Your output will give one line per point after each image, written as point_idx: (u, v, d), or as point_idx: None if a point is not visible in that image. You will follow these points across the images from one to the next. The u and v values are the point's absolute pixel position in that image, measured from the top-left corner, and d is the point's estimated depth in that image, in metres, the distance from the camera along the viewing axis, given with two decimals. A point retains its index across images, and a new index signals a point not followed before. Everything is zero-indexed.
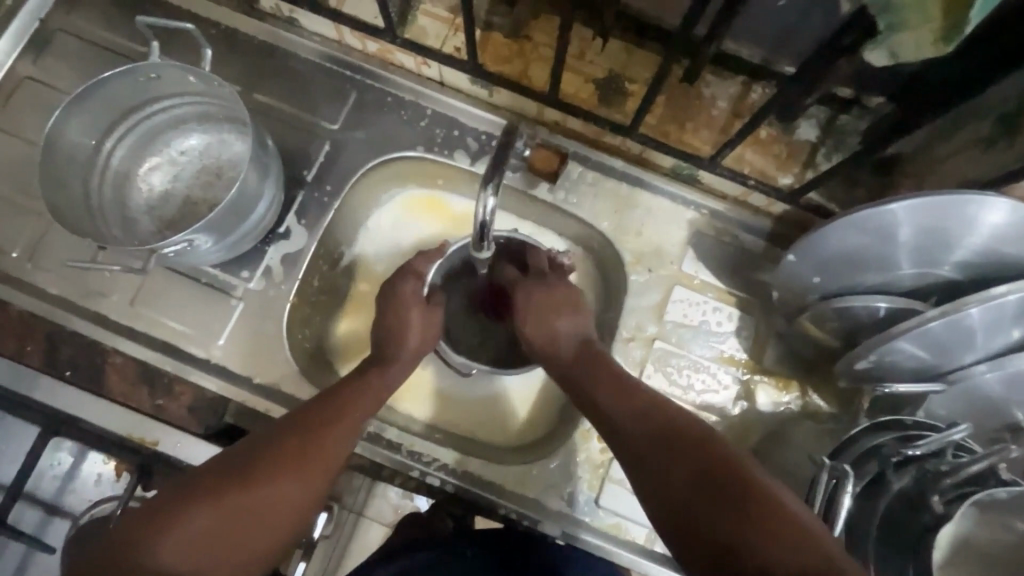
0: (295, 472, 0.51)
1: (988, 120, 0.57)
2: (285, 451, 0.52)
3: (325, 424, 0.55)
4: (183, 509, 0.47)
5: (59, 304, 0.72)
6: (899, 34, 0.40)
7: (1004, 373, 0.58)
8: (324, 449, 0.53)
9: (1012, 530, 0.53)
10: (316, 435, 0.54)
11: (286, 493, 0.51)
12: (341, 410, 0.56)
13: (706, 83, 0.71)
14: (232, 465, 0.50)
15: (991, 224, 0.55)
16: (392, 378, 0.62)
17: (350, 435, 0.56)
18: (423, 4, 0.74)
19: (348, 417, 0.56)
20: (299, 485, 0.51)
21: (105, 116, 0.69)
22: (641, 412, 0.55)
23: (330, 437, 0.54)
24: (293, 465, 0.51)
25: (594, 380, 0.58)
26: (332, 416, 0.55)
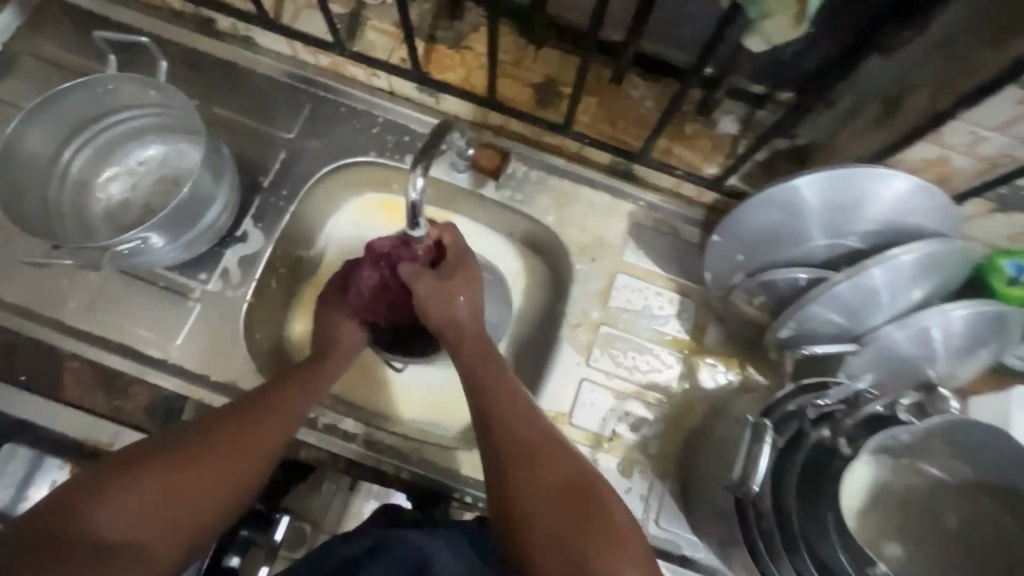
0: (233, 452, 0.55)
1: (875, 105, 0.63)
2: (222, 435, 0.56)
3: (264, 412, 0.59)
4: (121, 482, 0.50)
5: (16, 312, 0.73)
6: (765, 19, 0.45)
7: (910, 331, 0.62)
8: (262, 433, 0.58)
9: (923, 475, 0.58)
10: (254, 422, 0.58)
11: (224, 476, 0.54)
12: (279, 399, 0.61)
13: (633, 85, 0.77)
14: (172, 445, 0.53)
15: (885, 196, 0.61)
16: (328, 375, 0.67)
17: (288, 423, 0.60)
18: (371, 20, 0.80)
19: (285, 405, 0.61)
20: (237, 465, 0.55)
21: (64, 127, 0.72)
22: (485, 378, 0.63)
23: (269, 422, 0.59)
24: (230, 446, 0.55)
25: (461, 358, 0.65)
26: (269, 403, 0.60)
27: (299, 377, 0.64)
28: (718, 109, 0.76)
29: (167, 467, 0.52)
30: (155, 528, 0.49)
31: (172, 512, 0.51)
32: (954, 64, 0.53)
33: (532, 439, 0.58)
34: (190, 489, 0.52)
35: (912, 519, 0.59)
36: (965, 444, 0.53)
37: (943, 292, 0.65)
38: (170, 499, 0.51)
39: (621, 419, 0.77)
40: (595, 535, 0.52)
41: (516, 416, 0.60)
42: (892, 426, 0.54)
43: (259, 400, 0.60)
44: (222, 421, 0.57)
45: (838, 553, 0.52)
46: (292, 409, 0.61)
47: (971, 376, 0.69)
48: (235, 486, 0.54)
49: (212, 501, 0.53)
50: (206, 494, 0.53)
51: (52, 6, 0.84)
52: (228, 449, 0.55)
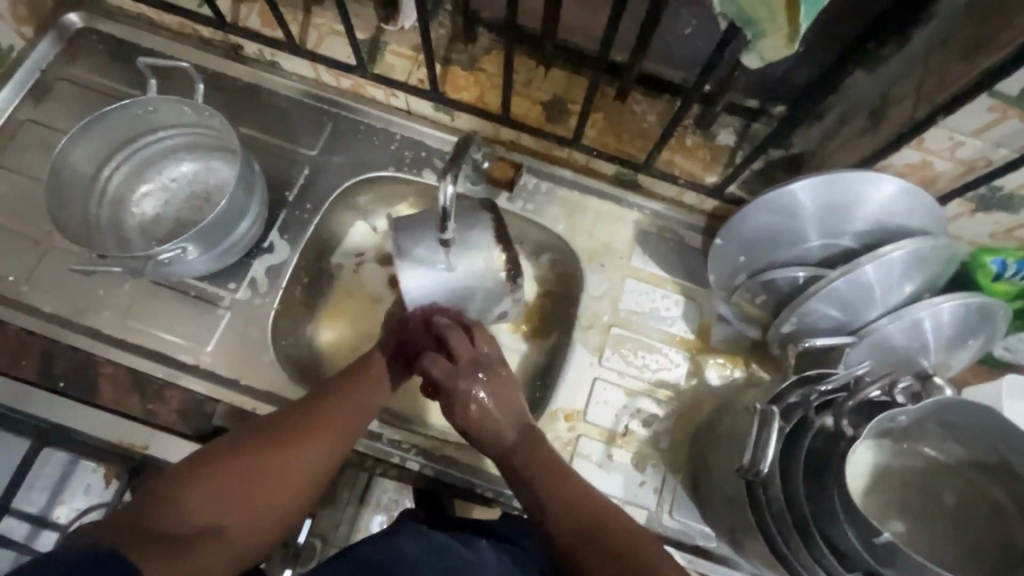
0: (304, 449, 0.60)
1: (862, 116, 0.69)
2: (298, 430, 0.61)
3: (332, 410, 0.65)
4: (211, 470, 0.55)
5: (55, 321, 0.78)
6: (761, 39, 0.49)
7: (904, 324, 0.66)
8: (331, 431, 0.63)
9: (919, 455, 0.64)
10: (324, 420, 0.63)
11: (296, 473, 0.59)
12: (348, 395, 0.66)
13: (636, 101, 0.82)
14: (251, 441, 0.59)
15: (876, 198, 0.65)
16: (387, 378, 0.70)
17: (356, 421, 0.65)
18: (390, 44, 0.85)
19: (354, 402, 0.66)
20: (308, 461, 0.60)
21: (105, 146, 0.77)
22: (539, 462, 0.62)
23: (340, 419, 0.64)
24: (305, 441, 0.61)
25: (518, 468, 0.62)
26: (338, 401, 0.66)
27: (363, 375, 0.69)
28: (716, 122, 0.81)
29: (247, 460, 0.57)
30: (236, 513, 0.55)
31: (251, 504, 0.56)
32: (932, 77, 0.59)
33: (592, 518, 0.56)
34: (263, 482, 0.57)
35: (908, 496, 0.64)
36: (955, 422, 0.59)
37: (931, 286, 0.69)
38: (246, 490, 0.56)
39: (633, 415, 0.80)
40: None
41: (565, 502, 0.58)
42: (894, 409, 0.58)
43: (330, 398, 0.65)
44: (297, 417, 0.63)
45: (846, 529, 0.55)
46: (360, 408, 0.66)
47: (961, 367, 0.74)
48: (304, 482, 0.60)
49: (283, 495, 0.58)
50: (272, 490, 0.57)
51: (88, 35, 0.89)
52: (304, 446, 0.61)
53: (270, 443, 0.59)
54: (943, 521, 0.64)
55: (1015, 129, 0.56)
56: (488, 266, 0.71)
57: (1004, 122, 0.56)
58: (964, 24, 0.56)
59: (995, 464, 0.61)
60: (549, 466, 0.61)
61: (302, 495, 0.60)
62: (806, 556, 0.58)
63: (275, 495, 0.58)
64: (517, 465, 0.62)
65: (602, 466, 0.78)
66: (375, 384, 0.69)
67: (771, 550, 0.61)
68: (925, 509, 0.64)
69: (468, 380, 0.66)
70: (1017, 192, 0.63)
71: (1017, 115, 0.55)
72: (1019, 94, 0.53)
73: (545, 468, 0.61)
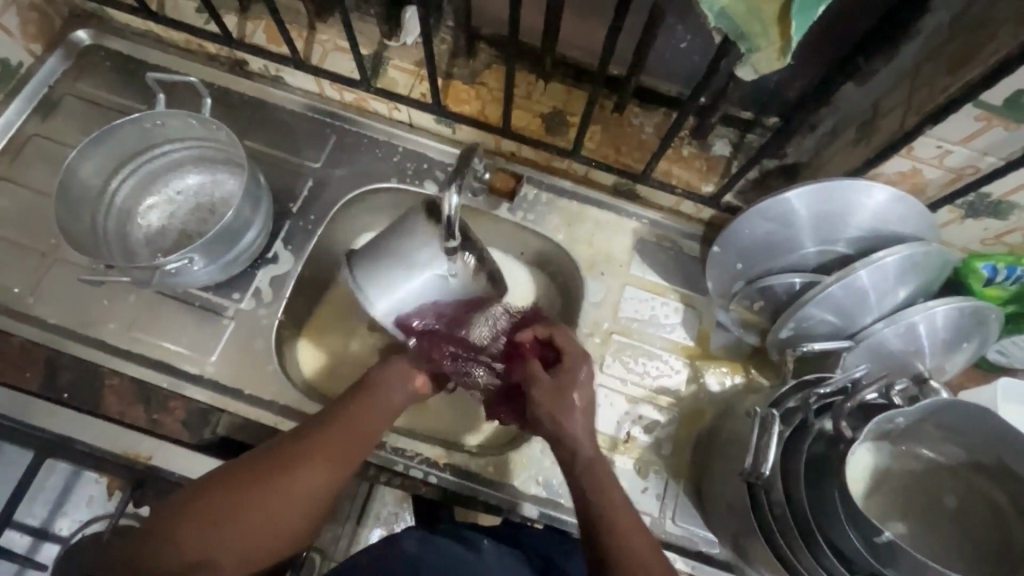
0: (290, 484, 0.62)
1: (852, 127, 0.71)
2: (288, 463, 0.63)
3: (327, 440, 0.64)
4: (207, 501, 0.60)
5: (60, 332, 0.78)
6: (754, 53, 0.51)
7: (900, 328, 0.67)
8: (322, 465, 0.63)
9: (917, 457, 0.65)
10: (315, 452, 0.64)
11: (289, 501, 0.62)
12: (345, 422, 0.66)
13: (634, 113, 0.85)
14: (246, 472, 0.62)
15: (870, 205, 0.67)
16: (389, 403, 0.69)
17: (349, 451, 0.65)
18: (393, 59, 0.87)
19: (351, 429, 0.66)
20: (298, 494, 0.62)
21: (112, 160, 0.78)
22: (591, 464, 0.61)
23: (332, 449, 0.64)
24: (294, 473, 0.62)
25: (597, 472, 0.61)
26: (333, 430, 0.65)
27: (364, 400, 0.68)
28: (712, 133, 0.83)
29: (236, 495, 0.60)
30: (227, 544, 0.59)
31: (241, 536, 0.60)
32: (919, 89, 0.61)
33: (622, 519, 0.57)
34: (252, 516, 0.60)
35: (907, 498, 0.65)
36: (952, 424, 0.60)
37: (926, 291, 0.71)
38: (235, 525, 0.60)
39: (635, 422, 0.81)
40: None
41: (599, 494, 0.59)
42: (894, 411, 0.59)
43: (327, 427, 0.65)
44: (292, 446, 0.64)
45: (848, 531, 0.56)
46: (355, 437, 0.66)
47: (956, 371, 0.75)
48: (294, 515, 0.62)
49: (272, 527, 0.61)
50: (266, 517, 0.61)
51: (96, 52, 0.91)
52: (296, 476, 0.62)
53: (262, 475, 0.62)
54: (943, 522, 0.64)
55: (1000, 137, 0.58)
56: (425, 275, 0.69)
57: (989, 131, 0.58)
58: (948, 38, 0.58)
59: (991, 465, 0.62)
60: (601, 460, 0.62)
61: (294, 525, 0.62)
62: (809, 559, 0.59)
63: (265, 528, 0.61)
64: (594, 465, 0.61)
65: None
66: (374, 411, 0.68)
67: (773, 554, 0.62)
68: (925, 511, 0.65)
69: (571, 380, 0.66)
70: (1005, 198, 0.64)
71: (1001, 125, 0.57)
72: (1004, 104, 0.55)
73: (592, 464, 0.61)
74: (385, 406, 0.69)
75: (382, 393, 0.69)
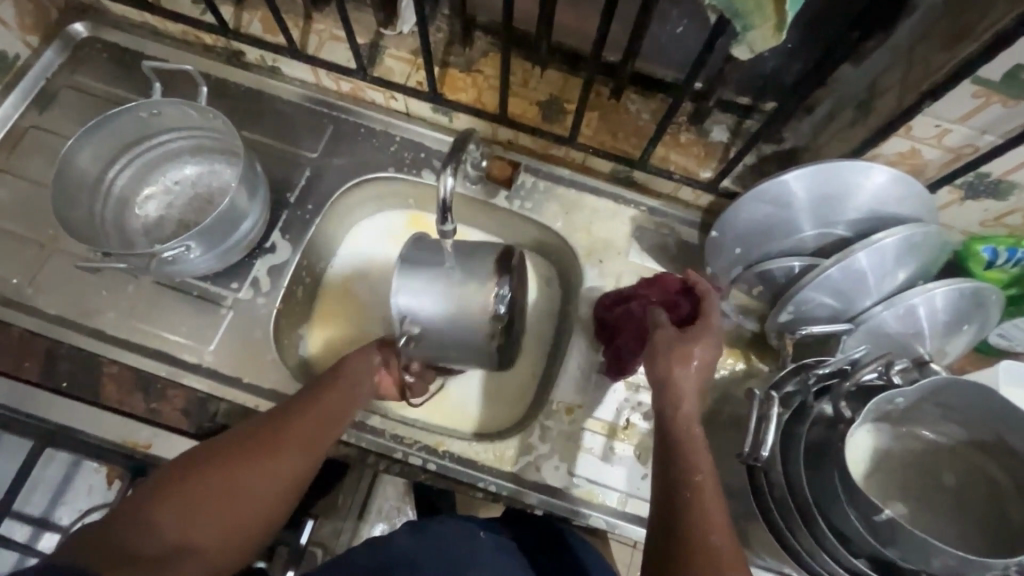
0: (275, 461, 0.62)
1: (850, 109, 0.70)
2: (271, 445, 0.63)
3: (313, 416, 0.66)
4: (183, 485, 0.58)
5: (59, 323, 0.78)
6: (749, 32, 0.51)
7: (899, 310, 0.67)
8: (308, 439, 0.65)
9: (917, 438, 0.65)
10: (298, 434, 0.64)
11: (273, 479, 0.62)
12: (324, 406, 0.67)
13: (630, 100, 0.85)
14: (237, 450, 0.62)
15: (868, 186, 0.67)
16: (360, 390, 0.71)
17: (329, 434, 0.67)
18: (389, 48, 0.87)
19: (329, 413, 0.67)
20: (280, 478, 0.62)
21: (110, 149, 0.78)
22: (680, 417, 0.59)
23: (314, 432, 0.65)
24: (276, 456, 0.62)
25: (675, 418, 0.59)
26: (312, 414, 0.66)
27: (340, 383, 0.70)
28: (709, 119, 0.82)
29: (226, 471, 0.60)
30: (203, 532, 0.57)
31: (218, 524, 0.58)
32: (916, 68, 0.60)
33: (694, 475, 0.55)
34: (233, 501, 0.59)
35: (907, 479, 0.65)
36: (953, 403, 0.60)
37: (926, 273, 0.70)
38: (214, 512, 0.58)
39: (634, 409, 0.80)
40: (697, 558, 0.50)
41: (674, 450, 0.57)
42: (892, 391, 0.59)
43: (317, 401, 0.67)
44: (279, 424, 0.65)
45: (848, 510, 0.55)
46: (334, 420, 0.67)
47: (958, 354, 0.74)
48: (275, 498, 0.62)
49: (250, 514, 0.60)
50: (248, 498, 0.60)
51: (92, 44, 0.91)
52: (281, 452, 0.63)
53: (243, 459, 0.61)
54: (945, 502, 0.64)
55: (999, 114, 0.58)
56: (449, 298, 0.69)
57: (987, 108, 0.57)
58: (945, 15, 0.58)
59: (992, 443, 0.62)
60: (691, 429, 0.58)
61: (273, 511, 0.62)
62: (810, 540, 0.59)
63: (246, 515, 0.60)
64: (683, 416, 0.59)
65: (604, 459, 0.78)
66: (349, 396, 0.70)
67: (776, 537, 0.62)
68: (927, 492, 0.65)
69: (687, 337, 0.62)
70: (1005, 177, 0.64)
71: (1000, 101, 0.56)
72: (1002, 79, 0.54)
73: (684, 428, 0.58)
74: (359, 391, 0.71)
75: (355, 378, 0.71)
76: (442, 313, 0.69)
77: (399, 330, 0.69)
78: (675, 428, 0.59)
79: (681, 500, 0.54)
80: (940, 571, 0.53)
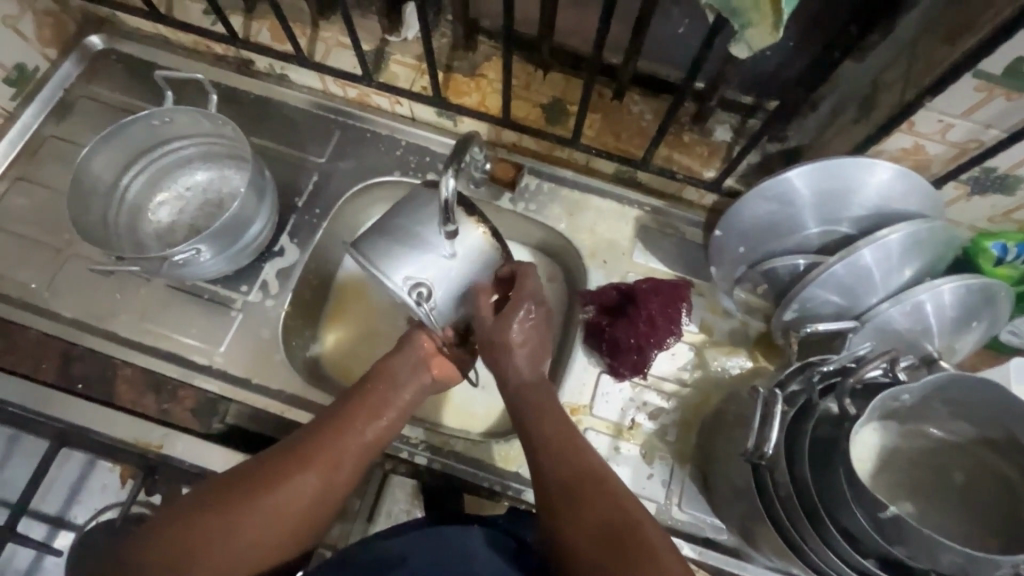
0: (297, 481, 0.60)
1: (854, 106, 0.70)
2: (306, 460, 0.62)
3: (338, 434, 0.64)
4: (203, 504, 0.58)
5: (74, 325, 0.80)
6: (747, 29, 0.51)
7: (905, 307, 0.66)
8: (332, 458, 0.62)
9: (925, 436, 0.64)
10: (332, 449, 0.63)
11: (294, 499, 0.60)
12: (359, 419, 0.66)
13: (633, 101, 0.85)
14: (261, 469, 0.61)
15: (873, 183, 0.67)
16: (397, 400, 0.69)
17: (364, 449, 0.65)
18: (395, 54, 0.88)
19: (364, 428, 0.65)
20: (313, 494, 0.61)
21: (124, 156, 0.81)
22: (541, 409, 0.65)
23: (348, 447, 0.64)
24: (310, 472, 0.61)
25: (534, 410, 0.65)
26: (345, 426, 0.65)
27: (376, 394, 0.68)
28: (712, 118, 0.82)
29: (245, 491, 0.59)
30: (232, 546, 0.57)
31: (246, 539, 0.57)
32: (917, 63, 0.60)
33: (580, 469, 0.59)
34: (263, 514, 0.58)
35: (914, 477, 0.64)
36: (959, 400, 0.59)
37: (932, 270, 0.70)
38: (244, 526, 0.57)
39: (640, 408, 0.80)
40: (606, 551, 0.52)
41: (548, 439, 0.62)
42: (896, 389, 0.58)
43: (343, 417, 0.65)
44: (304, 443, 0.63)
45: (854, 510, 0.55)
46: (370, 434, 0.66)
47: (967, 352, 0.74)
48: (296, 519, 0.60)
49: (280, 528, 0.59)
50: (266, 519, 0.58)
51: (107, 55, 0.93)
52: (304, 471, 0.61)
53: (277, 473, 0.60)
54: (953, 500, 0.64)
55: (1003, 108, 0.57)
56: (456, 259, 0.69)
57: (991, 102, 0.57)
58: (946, 10, 0.58)
59: (1002, 442, 0.61)
60: (545, 405, 0.65)
61: (302, 526, 0.61)
62: (814, 538, 0.58)
63: (265, 536, 0.58)
64: (539, 401, 0.66)
65: (609, 459, 0.78)
66: (387, 407, 0.68)
67: (781, 536, 0.60)
68: (935, 490, 0.64)
69: (515, 307, 0.67)
70: (1011, 172, 0.63)
71: (1003, 95, 0.56)
72: (1004, 73, 0.54)
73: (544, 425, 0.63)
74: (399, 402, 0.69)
75: (393, 388, 0.69)
76: (454, 272, 0.69)
77: (419, 302, 0.68)
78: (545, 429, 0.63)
79: (570, 491, 0.57)
80: (949, 570, 0.52)
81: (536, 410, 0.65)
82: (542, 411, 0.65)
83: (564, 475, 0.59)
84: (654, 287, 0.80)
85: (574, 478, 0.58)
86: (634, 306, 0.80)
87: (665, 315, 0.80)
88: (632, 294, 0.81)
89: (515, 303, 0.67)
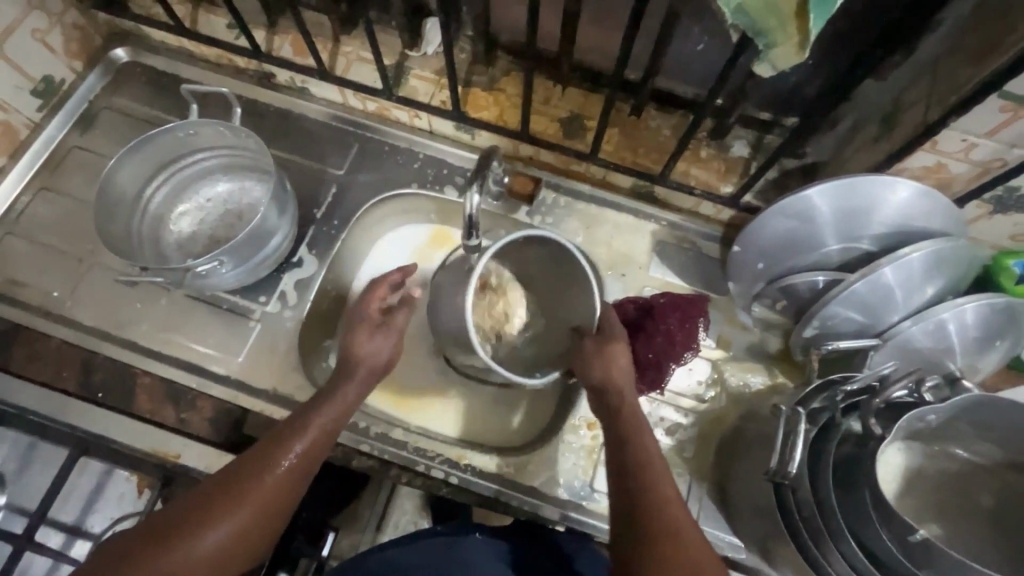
0: (251, 500, 0.59)
1: (874, 124, 0.70)
2: (234, 496, 0.59)
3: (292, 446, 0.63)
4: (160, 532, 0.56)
5: (94, 334, 0.81)
6: (772, 49, 0.51)
7: (928, 325, 0.66)
8: (287, 473, 0.62)
9: (950, 456, 0.64)
10: (268, 482, 0.61)
11: (249, 517, 0.59)
12: (312, 431, 0.65)
13: (651, 117, 0.86)
14: (217, 488, 0.59)
15: (895, 201, 0.66)
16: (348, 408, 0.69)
17: (309, 470, 0.64)
18: (414, 69, 0.89)
19: (319, 439, 0.65)
20: (264, 511, 0.60)
21: (148, 169, 0.82)
22: (633, 438, 0.62)
23: (282, 480, 0.62)
24: (252, 501, 0.59)
25: (630, 434, 0.63)
26: (296, 440, 0.64)
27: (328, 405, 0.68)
28: (730, 134, 0.83)
29: (200, 512, 0.58)
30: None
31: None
32: (941, 82, 0.60)
33: (669, 524, 0.55)
34: (220, 535, 0.57)
35: (936, 498, 0.64)
36: (987, 421, 0.59)
37: (955, 288, 0.69)
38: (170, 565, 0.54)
39: (657, 424, 0.80)
40: None
41: (637, 468, 0.60)
42: (924, 406, 0.57)
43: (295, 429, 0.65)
44: (258, 459, 0.62)
45: (880, 531, 0.54)
46: (310, 461, 0.64)
47: (991, 370, 0.73)
48: (253, 534, 0.59)
49: (206, 562, 0.56)
50: (222, 540, 0.57)
51: (132, 68, 0.95)
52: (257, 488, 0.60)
53: (224, 499, 0.59)
54: (978, 522, 0.63)
55: None
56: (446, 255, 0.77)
57: (1015, 122, 0.57)
58: (971, 31, 0.58)
59: None
60: (643, 433, 0.63)
61: (231, 559, 0.58)
62: (840, 560, 0.57)
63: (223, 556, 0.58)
64: (625, 418, 0.65)
65: None
66: (337, 419, 0.68)
67: (803, 556, 0.59)
68: (960, 512, 0.64)
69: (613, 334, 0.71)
70: None
71: None
72: None
73: (637, 452, 0.61)
74: (335, 429, 0.68)
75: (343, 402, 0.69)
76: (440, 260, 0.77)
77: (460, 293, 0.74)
78: (638, 467, 0.60)
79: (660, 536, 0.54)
80: None
81: (633, 439, 0.62)
82: (629, 441, 0.62)
83: (646, 515, 0.56)
84: (670, 301, 0.80)
85: (662, 524, 0.55)
86: (650, 321, 0.79)
87: (683, 330, 0.80)
88: (647, 307, 0.80)
89: (612, 337, 0.70)
